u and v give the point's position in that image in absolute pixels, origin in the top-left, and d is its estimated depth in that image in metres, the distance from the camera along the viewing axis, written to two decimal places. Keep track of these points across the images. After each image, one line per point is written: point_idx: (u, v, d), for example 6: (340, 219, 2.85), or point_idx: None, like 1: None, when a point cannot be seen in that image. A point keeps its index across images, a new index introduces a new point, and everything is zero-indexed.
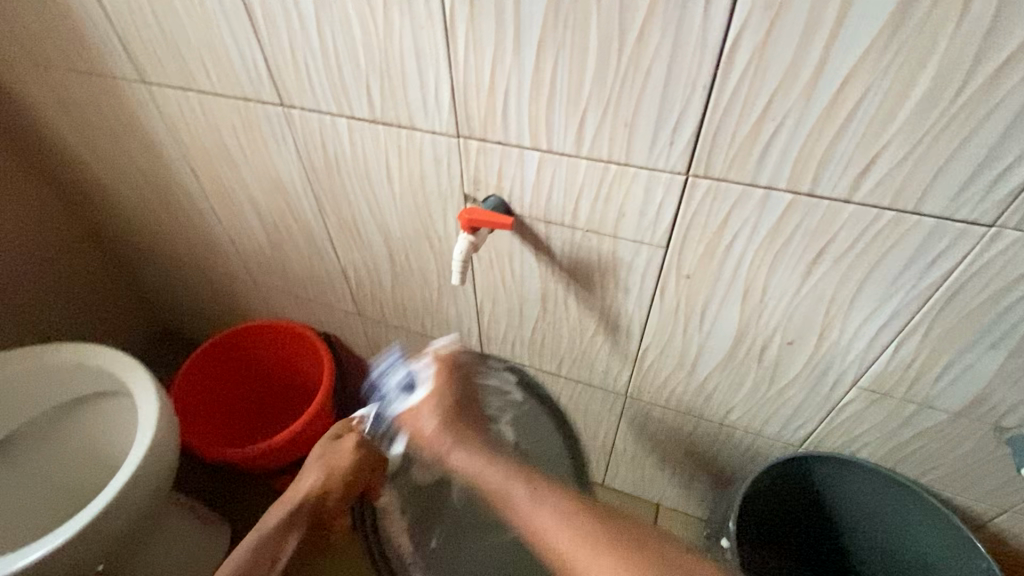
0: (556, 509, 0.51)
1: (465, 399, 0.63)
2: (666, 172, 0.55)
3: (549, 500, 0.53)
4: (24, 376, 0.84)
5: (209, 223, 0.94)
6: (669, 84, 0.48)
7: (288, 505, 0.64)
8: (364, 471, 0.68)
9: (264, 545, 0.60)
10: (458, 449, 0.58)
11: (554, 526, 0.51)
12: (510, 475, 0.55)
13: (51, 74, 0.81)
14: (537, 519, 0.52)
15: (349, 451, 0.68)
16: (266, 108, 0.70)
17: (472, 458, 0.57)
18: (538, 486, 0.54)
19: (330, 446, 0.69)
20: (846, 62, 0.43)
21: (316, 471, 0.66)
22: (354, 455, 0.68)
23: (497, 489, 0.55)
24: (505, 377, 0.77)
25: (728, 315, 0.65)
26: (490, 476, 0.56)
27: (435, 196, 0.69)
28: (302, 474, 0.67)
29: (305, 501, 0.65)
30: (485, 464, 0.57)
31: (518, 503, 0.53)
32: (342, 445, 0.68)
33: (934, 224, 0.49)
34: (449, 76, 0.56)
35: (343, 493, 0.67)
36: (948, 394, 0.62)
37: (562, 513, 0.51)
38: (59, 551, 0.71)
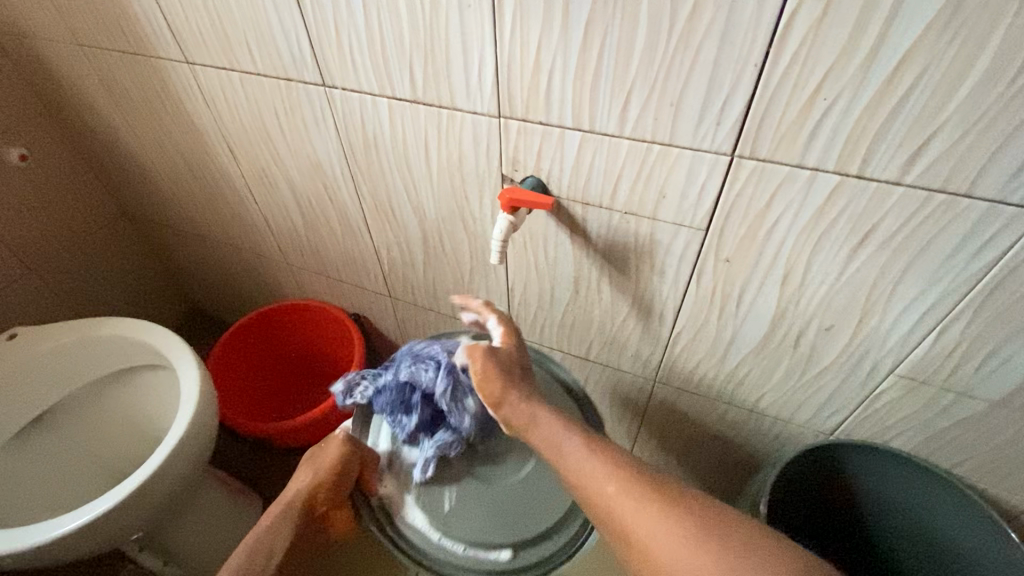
0: (603, 459, 0.58)
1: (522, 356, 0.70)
2: (710, 153, 0.54)
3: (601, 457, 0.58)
4: (68, 347, 0.87)
5: (244, 204, 0.96)
6: (718, 65, 0.48)
7: (278, 506, 0.69)
8: (347, 467, 0.70)
9: (256, 547, 0.65)
10: (526, 393, 0.65)
11: (605, 474, 0.56)
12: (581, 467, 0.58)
13: (93, 53, 0.83)
14: (586, 471, 0.57)
15: (333, 450, 0.71)
16: (307, 88, 0.71)
17: (535, 412, 0.63)
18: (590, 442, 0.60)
19: (315, 450, 0.73)
20: (903, 41, 0.42)
21: (301, 474, 0.71)
22: (340, 452, 0.71)
23: (556, 445, 0.61)
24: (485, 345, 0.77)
25: (765, 300, 0.65)
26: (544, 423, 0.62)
27: (472, 177, 0.70)
28: (294, 477, 0.72)
29: (294, 499, 0.70)
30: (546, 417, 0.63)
31: (574, 453, 0.59)
32: (329, 444, 0.72)
33: (987, 207, 0.48)
34: (493, 54, 0.56)
35: (333, 490, 0.69)
36: (988, 383, 0.61)
37: (612, 466, 0.57)
38: (108, 514, 0.73)
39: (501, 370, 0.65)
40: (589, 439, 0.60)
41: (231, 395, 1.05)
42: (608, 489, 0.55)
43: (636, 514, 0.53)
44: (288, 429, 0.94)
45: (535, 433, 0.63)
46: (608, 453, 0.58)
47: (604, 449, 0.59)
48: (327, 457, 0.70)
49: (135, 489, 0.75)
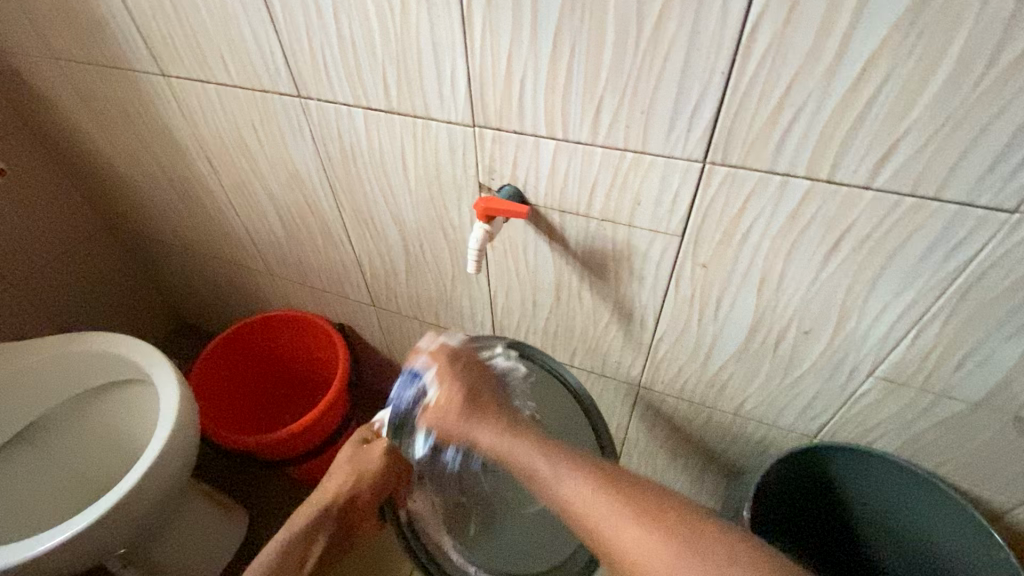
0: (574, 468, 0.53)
1: (485, 391, 0.62)
2: (683, 160, 0.54)
3: (571, 471, 0.53)
4: (46, 364, 0.86)
5: (225, 215, 0.96)
6: (686, 72, 0.48)
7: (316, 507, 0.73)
8: (389, 476, 0.74)
9: (293, 544, 0.70)
10: (475, 424, 0.59)
11: (581, 497, 0.51)
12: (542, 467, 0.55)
13: (68, 67, 0.82)
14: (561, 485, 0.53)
15: (376, 456, 0.73)
16: (283, 99, 0.70)
17: (496, 440, 0.58)
18: (561, 463, 0.54)
19: (359, 451, 0.75)
20: (867, 46, 0.42)
21: (342, 476, 0.73)
22: (382, 459, 0.73)
23: (529, 464, 0.55)
24: (511, 351, 0.73)
25: (744, 305, 0.65)
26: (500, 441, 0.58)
27: (450, 186, 0.70)
28: (331, 476, 0.74)
29: (332, 505, 0.73)
30: (512, 441, 0.57)
31: (543, 477, 0.54)
32: (371, 450, 0.74)
33: (955, 210, 0.49)
34: (464, 64, 0.56)
35: (371, 495, 0.73)
36: (965, 384, 0.62)
37: (591, 486, 0.51)
38: (86, 532, 0.72)
39: (456, 398, 0.60)
40: (563, 458, 0.55)
41: (215, 407, 1.04)
42: (582, 503, 0.51)
43: (614, 525, 0.48)
44: (272, 442, 0.94)
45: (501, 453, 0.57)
46: (583, 467, 0.53)
47: (577, 466, 0.53)
48: (373, 461, 0.73)
49: (110, 509, 0.73)
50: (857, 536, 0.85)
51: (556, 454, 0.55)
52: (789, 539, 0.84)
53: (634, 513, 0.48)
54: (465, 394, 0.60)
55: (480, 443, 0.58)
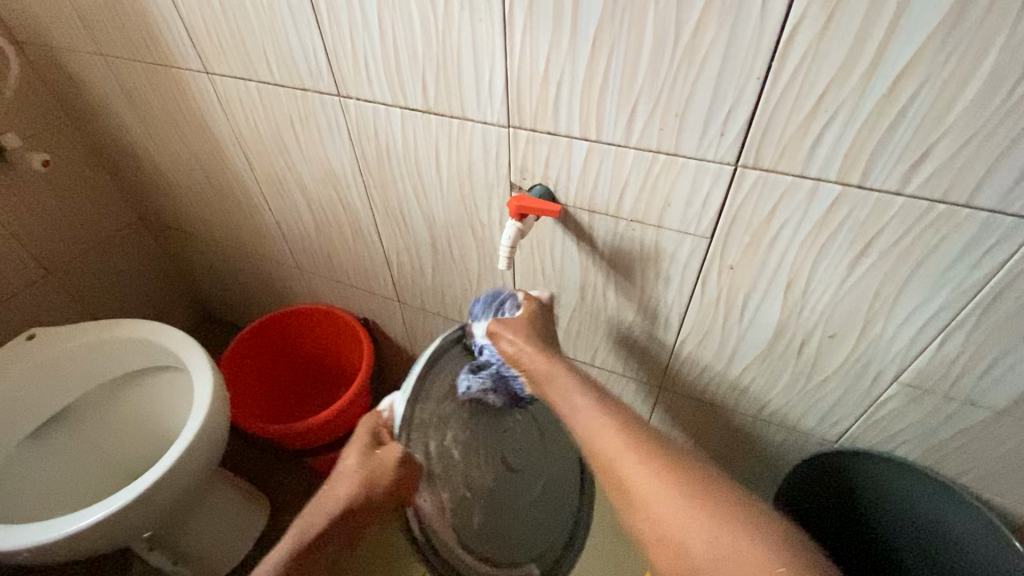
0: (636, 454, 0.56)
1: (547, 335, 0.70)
2: (714, 163, 0.56)
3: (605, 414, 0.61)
4: (85, 349, 0.90)
5: (257, 210, 0.99)
6: (722, 78, 0.50)
7: (334, 511, 0.63)
8: (403, 484, 0.63)
9: (315, 550, 0.61)
10: (545, 355, 0.66)
11: (636, 467, 0.55)
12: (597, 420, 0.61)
13: (115, 63, 0.86)
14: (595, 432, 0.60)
15: (389, 465, 0.62)
16: (323, 98, 0.73)
17: (556, 371, 0.65)
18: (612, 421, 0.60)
19: (368, 458, 0.64)
20: (904, 55, 0.43)
21: (355, 483, 0.63)
22: (397, 471, 0.62)
23: (569, 402, 0.64)
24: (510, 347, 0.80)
25: (769, 308, 0.66)
26: (566, 386, 0.64)
27: (482, 185, 0.72)
28: (340, 479, 0.65)
29: (347, 509, 0.63)
30: (568, 391, 0.64)
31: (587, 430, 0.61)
32: (383, 455, 0.63)
33: (985, 218, 0.49)
34: (503, 68, 0.58)
35: (384, 502, 0.63)
36: (991, 392, 0.62)
37: (619, 426, 0.59)
38: (121, 511, 0.75)
39: (535, 326, 0.69)
40: (598, 406, 0.62)
41: (241, 397, 1.07)
42: (613, 450, 0.58)
43: (650, 478, 0.54)
44: (295, 432, 0.96)
45: (547, 378, 0.65)
46: (604, 417, 0.61)
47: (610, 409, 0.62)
48: (383, 469, 0.62)
49: (147, 489, 0.76)
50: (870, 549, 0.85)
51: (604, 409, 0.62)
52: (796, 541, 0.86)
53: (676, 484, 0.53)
54: (529, 338, 0.67)
55: (539, 370, 0.65)
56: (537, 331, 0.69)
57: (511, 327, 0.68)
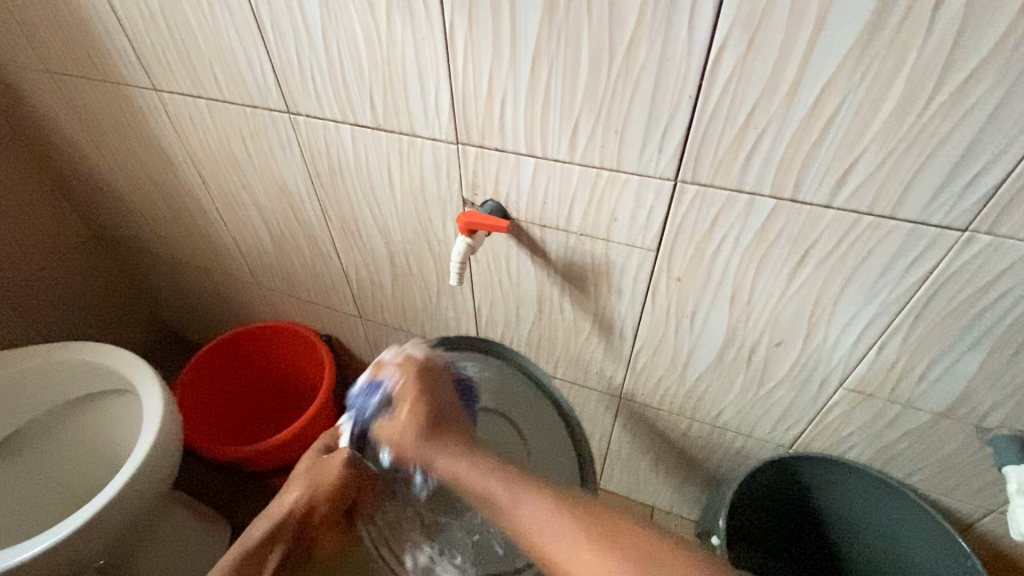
0: (545, 499, 0.52)
1: (449, 406, 0.62)
2: (655, 178, 0.57)
3: (537, 501, 0.52)
4: (29, 375, 0.86)
5: (214, 228, 0.97)
6: (656, 96, 0.51)
7: (272, 520, 0.65)
8: (348, 492, 0.65)
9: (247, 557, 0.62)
10: (443, 457, 0.57)
11: (550, 529, 0.50)
12: (499, 488, 0.54)
13: (62, 81, 0.84)
14: (514, 507, 0.52)
15: (335, 472, 0.64)
16: (272, 115, 0.72)
17: (456, 464, 0.57)
18: (522, 486, 0.54)
19: (317, 462, 0.67)
20: (823, 76, 0.45)
21: (299, 487, 0.65)
22: (341, 474, 0.64)
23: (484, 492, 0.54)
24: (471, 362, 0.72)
25: (717, 317, 0.67)
26: (472, 476, 0.56)
27: (435, 201, 0.72)
28: (289, 485, 0.66)
29: (288, 517, 0.65)
30: (470, 467, 0.56)
31: (501, 502, 0.53)
32: (332, 459, 0.65)
33: (910, 228, 0.51)
34: (448, 85, 0.59)
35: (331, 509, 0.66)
36: (929, 395, 0.64)
37: (551, 510, 0.51)
38: (61, 544, 0.71)
39: (416, 417, 0.59)
40: (502, 470, 0.56)
41: (198, 418, 1.04)
42: (555, 541, 0.49)
43: (564, 542, 0.49)
44: (253, 454, 0.94)
45: (454, 478, 0.57)
46: (517, 472, 0.55)
47: (538, 488, 0.53)
48: (329, 475, 0.64)
49: (94, 516, 0.73)
50: (844, 557, 0.86)
51: (529, 486, 0.54)
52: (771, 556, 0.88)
53: (595, 541, 0.48)
54: (427, 416, 0.60)
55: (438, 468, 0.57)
56: (434, 400, 0.61)
57: (400, 410, 0.60)
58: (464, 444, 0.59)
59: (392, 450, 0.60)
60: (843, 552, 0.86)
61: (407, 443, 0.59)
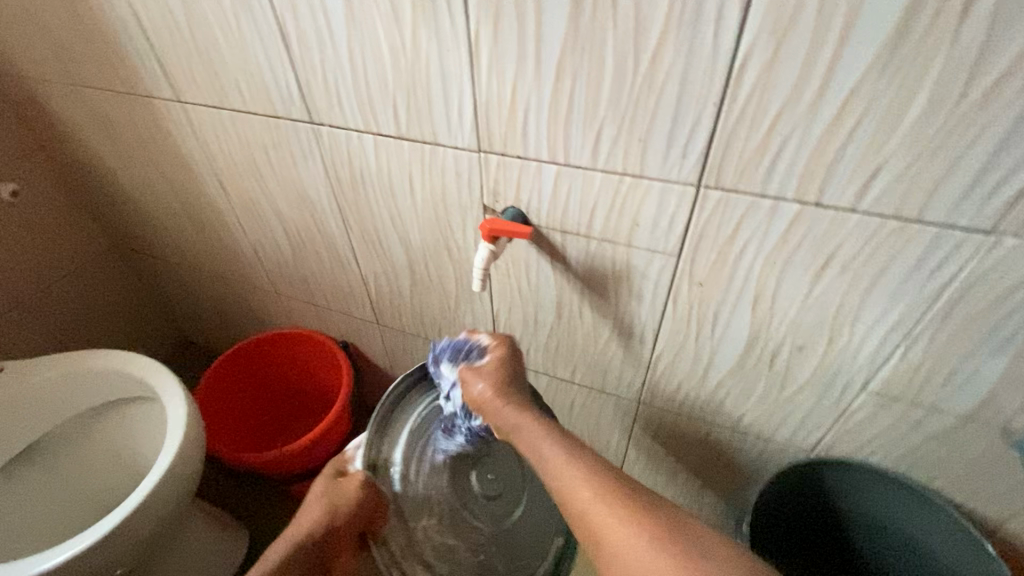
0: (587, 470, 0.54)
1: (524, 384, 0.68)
2: (678, 184, 0.57)
3: (581, 465, 0.55)
4: (53, 383, 0.88)
5: (234, 236, 0.98)
6: (680, 103, 0.52)
7: (289, 543, 0.64)
8: (363, 514, 0.66)
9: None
10: (513, 414, 0.62)
11: (590, 495, 0.52)
12: (551, 451, 0.58)
13: (88, 94, 0.86)
14: (562, 469, 0.56)
15: (351, 493, 0.65)
16: (295, 125, 0.74)
17: (517, 418, 0.62)
18: (569, 451, 0.57)
19: (333, 485, 0.67)
20: (848, 82, 0.46)
21: (315, 511, 0.66)
22: (354, 496, 0.65)
23: (534, 448, 0.59)
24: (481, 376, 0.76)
25: (739, 322, 0.68)
26: (533, 431, 0.61)
27: (456, 208, 0.72)
28: (307, 509, 0.67)
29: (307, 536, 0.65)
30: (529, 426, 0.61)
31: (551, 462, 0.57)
32: (346, 484, 0.66)
33: (936, 231, 0.51)
34: (471, 95, 0.59)
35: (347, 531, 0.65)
36: (954, 398, 0.64)
37: (586, 472, 0.54)
38: (90, 550, 0.72)
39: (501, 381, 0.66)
40: (559, 439, 0.59)
41: (218, 425, 1.05)
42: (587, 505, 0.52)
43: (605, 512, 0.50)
44: (272, 460, 0.94)
45: (511, 426, 0.62)
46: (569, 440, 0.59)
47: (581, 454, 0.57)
48: (345, 499, 0.65)
49: (112, 529, 0.73)
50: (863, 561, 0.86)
51: (569, 449, 0.58)
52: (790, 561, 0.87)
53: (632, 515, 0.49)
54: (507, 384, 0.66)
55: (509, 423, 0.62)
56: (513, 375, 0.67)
57: (483, 377, 0.66)
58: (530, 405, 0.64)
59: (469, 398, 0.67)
60: (861, 556, 0.86)
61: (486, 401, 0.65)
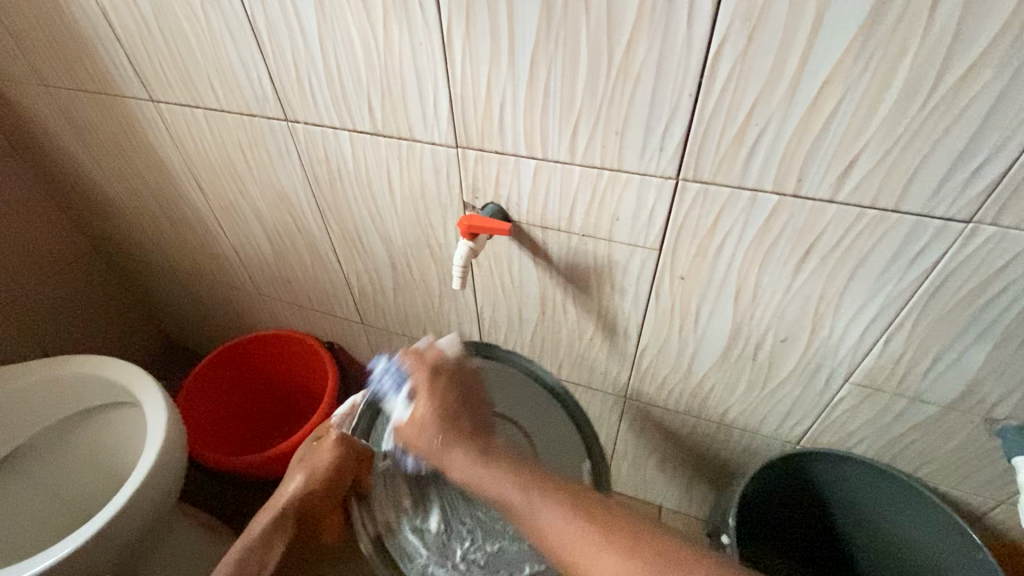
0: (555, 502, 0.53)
1: (465, 399, 0.64)
2: (657, 177, 0.57)
3: (547, 498, 0.53)
4: (29, 391, 0.86)
5: (214, 237, 0.97)
6: (656, 94, 0.51)
7: (271, 512, 0.64)
8: (344, 471, 0.66)
9: (252, 548, 0.61)
10: (466, 459, 0.58)
11: (556, 525, 0.51)
12: (512, 490, 0.55)
13: (59, 94, 0.84)
14: (527, 510, 0.53)
15: (326, 457, 0.65)
16: (270, 122, 0.72)
17: (471, 469, 0.58)
18: (538, 487, 0.54)
19: (313, 448, 0.67)
20: (822, 71, 0.45)
21: (297, 474, 0.65)
22: (337, 449, 0.66)
23: (500, 492, 0.56)
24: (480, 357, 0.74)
25: (722, 315, 0.67)
26: (490, 480, 0.57)
27: (435, 206, 0.71)
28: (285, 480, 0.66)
29: (286, 506, 0.64)
30: (483, 472, 0.57)
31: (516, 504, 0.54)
32: (321, 447, 0.66)
33: (914, 221, 0.51)
34: (446, 89, 0.58)
35: (330, 492, 0.65)
36: (936, 388, 0.64)
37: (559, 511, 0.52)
38: (70, 559, 0.71)
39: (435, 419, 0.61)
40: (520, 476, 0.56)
41: (203, 429, 1.04)
42: (561, 540, 0.51)
43: (574, 541, 0.50)
44: (257, 464, 0.93)
45: (467, 479, 0.58)
46: (527, 476, 0.56)
47: (552, 491, 0.54)
48: (322, 461, 0.65)
49: (92, 537, 0.72)
50: (859, 560, 0.86)
51: (535, 484, 0.55)
52: (787, 561, 0.88)
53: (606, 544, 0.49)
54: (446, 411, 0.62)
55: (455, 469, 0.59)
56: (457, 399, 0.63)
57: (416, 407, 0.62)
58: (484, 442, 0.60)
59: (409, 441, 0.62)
60: (858, 555, 0.86)
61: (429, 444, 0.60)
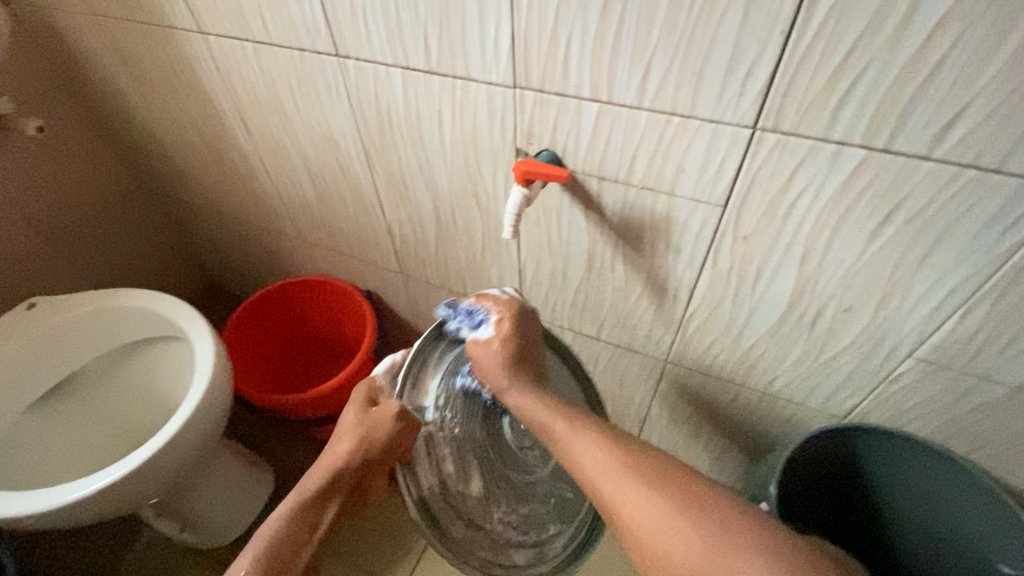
0: (603, 446, 0.54)
1: (532, 342, 0.66)
2: (732, 126, 0.53)
3: (597, 442, 0.55)
4: (82, 321, 0.89)
5: (257, 177, 0.96)
6: (743, 31, 0.47)
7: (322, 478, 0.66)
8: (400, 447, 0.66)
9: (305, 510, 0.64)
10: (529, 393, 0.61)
11: (593, 457, 0.54)
12: (561, 428, 0.58)
13: (105, 23, 0.83)
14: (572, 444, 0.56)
15: (387, 425, 0.66)
16: (320, 58, 0.70)
17: (526, 399, 0.61)
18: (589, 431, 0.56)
19: (367, 414, 0.67)
20: (941, 6, 0.40)
21: (352, 440, 0.67)
22: (395, 426, 0.66)
23: (545, 427, 0.59)
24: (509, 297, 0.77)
25: (784, 279, 0.64)
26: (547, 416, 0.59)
27: (487, 151, 0.69)
28: (339, 439, 0.67)
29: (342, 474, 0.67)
30: (544, 408, 0.60)
31: (563, 438, 0.57)
32: (380, 415, 0.66)
33: (1020, 183, 0.47)
34: (509, 22, 0.55)
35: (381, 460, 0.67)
36: (1008, 368, 0.60)
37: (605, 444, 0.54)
38: (129, 477, 0.75)
39: (507, 351, 0.63)
40: (573, 419, 0.58)
41: (244, 368, 1.07)
42: (597, 473, 0.53)
43: (610, 477, 0.52)
44: (297, 403, 0.96)
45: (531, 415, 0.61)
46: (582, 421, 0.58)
47: (599, 434, 0.56)
48: (382, 432, 0.66)
49: (148, 458, 0.75)
50: (908, 552, 0.84)
51: (588, 428, 0.57)
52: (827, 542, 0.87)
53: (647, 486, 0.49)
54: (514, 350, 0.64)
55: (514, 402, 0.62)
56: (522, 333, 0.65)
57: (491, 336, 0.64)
58: (539, 385, 0.63)
59: (480, 364, 0.65)
60: (906, 543, 0.84)
61: (492, 374, 0.63)
